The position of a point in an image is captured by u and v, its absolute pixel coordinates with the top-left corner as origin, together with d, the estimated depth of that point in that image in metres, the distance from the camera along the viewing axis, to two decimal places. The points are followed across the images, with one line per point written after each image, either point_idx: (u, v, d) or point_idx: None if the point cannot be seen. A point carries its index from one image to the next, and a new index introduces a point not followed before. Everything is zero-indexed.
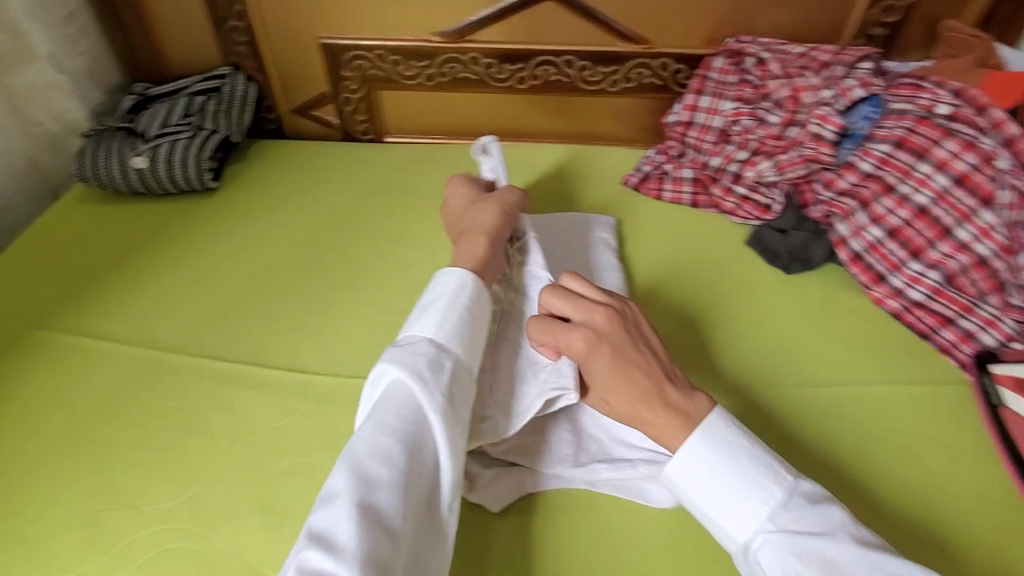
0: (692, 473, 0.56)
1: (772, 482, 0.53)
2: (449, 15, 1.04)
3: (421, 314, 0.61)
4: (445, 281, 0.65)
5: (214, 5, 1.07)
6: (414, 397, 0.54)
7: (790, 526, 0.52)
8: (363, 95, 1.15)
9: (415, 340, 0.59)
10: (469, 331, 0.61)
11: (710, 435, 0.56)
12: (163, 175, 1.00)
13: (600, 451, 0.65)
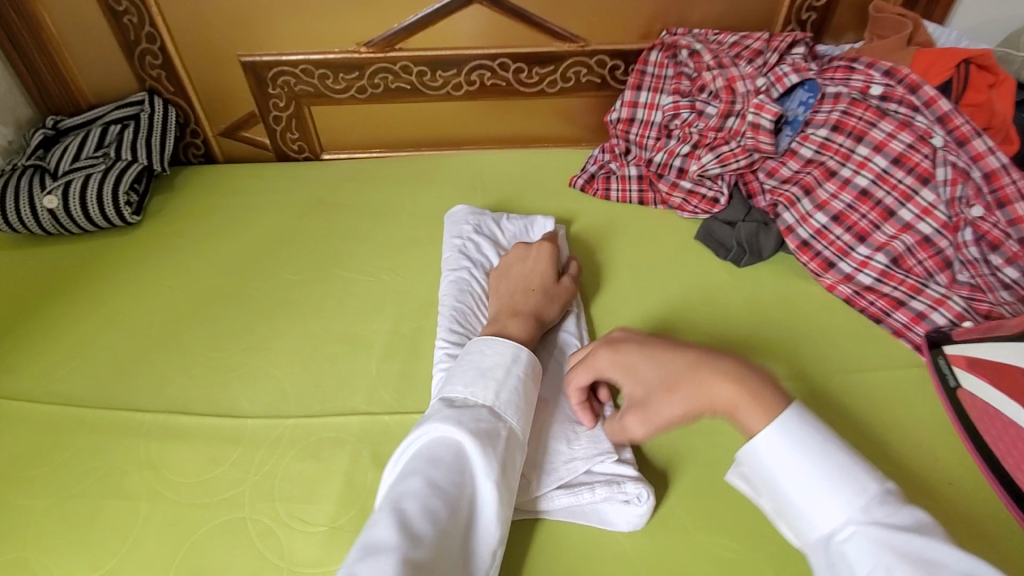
0: (773, 458, 0.45)
1: (864, 472, 0.43)
2: (374, 24, 1.00)
3: (481, 376, 0.57)
4: (486, 347, 0.61)
5: (122, 28, 1.00)
6: (470, 461, 0.49)
7: (884, 521, 0.40)
8: (293, 112, 1.10)
9: (469, 401, 0.55)
10: (526, 402, 0.57)
11: (794, 419, 0.46)
12: (77, 213, 0.93)
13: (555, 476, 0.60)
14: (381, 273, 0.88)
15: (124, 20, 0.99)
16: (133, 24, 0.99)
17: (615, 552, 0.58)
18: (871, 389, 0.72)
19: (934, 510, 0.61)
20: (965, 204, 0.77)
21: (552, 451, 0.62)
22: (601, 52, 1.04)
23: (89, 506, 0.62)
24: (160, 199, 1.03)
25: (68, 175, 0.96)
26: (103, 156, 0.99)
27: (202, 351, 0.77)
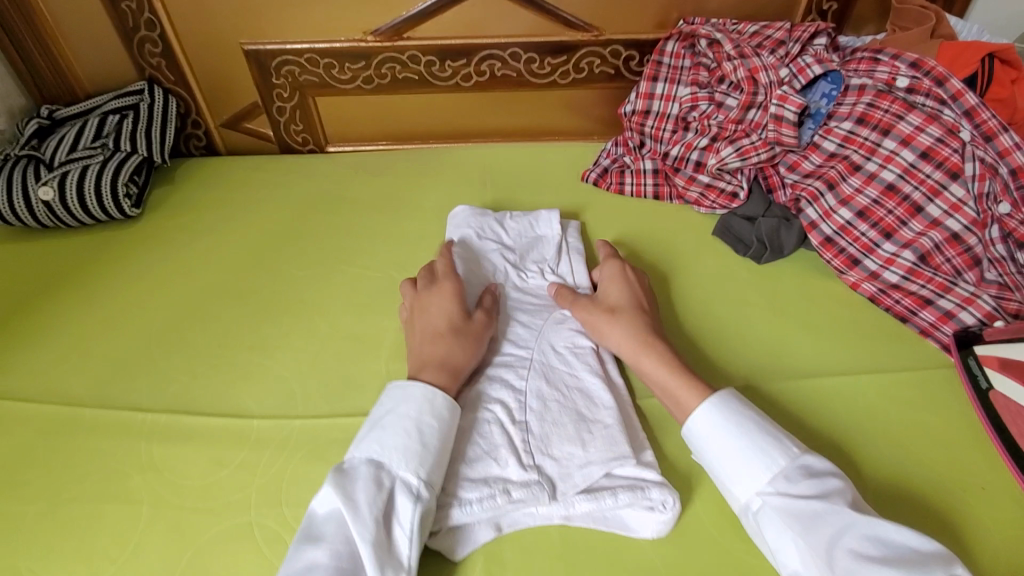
0: (705, 439, 0.58)
1: (774, 450, 0.55)
2: (382, 11, 0.97)
3: (377, 427, 0.57)
4: (394, 389, 0.61)
5: (121, 14, 0.97)
6: (347, 523, 0.51)
7: (787, 494, 0.52)
8: (297, 103, 1.06)
9: (363, 455, 0.56)
10: (419, 443, 0.56)
11: (721, 405, 0.58)
12: (74, 205, 0.90)
13: (574, 479, 0.58)
14: (389, 269, 0.85)
15: (123, 6, 0.96)
16: (131, 10, 0.96)
17: (641, 561, 0.55)
18: (901, 390, 0.69)
19: (971, 515, 0.58)
20: (993, 200, 0.75)
21: (566, 455, 0.60)
22: (615, 41, 1.01)
23: (89, 511, 0.59)
24: (159, 192, 1.00)
25: (65, 165, 0.93)
26: (102, 147, 0.96)
27: (205, 349, 0.75)
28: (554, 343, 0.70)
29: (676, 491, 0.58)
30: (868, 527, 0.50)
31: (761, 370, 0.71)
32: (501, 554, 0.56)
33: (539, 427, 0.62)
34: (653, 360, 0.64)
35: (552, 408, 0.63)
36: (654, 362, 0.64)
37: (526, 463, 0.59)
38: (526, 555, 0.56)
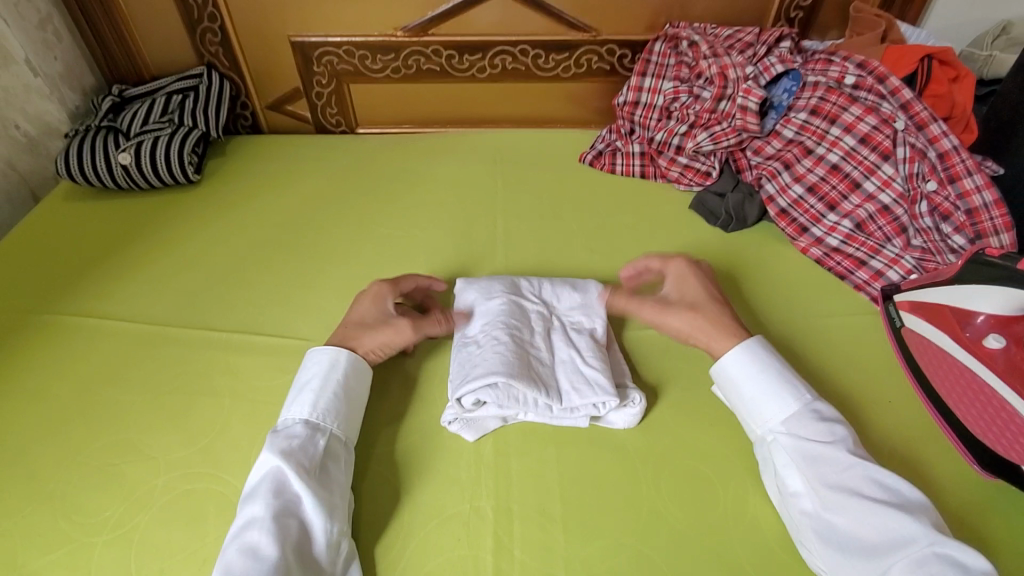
0: (737, 384, 0.70)
1: (792, 398, 0.68)
2: (410, 11, 1.12)
3: (296, 396, 0.69)
4: (306, 363, 0.72)
5: (187, 7, 1.13)
6: (282, 475, 0.61)
7: (800, 430, 0.65)
8: (333, 89, 1.22)
9: (288, 420, 0.67)
10: (337, 401, 0.69)
11: (757, 352, 0.71)
12: (147, 170, 1.06)
13: (564, 390, 0.71)
14: (414, 229, 1.01)
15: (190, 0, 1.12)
16: (197, 4, 1.12)
17: (615, 446, 0.71)
18: (835, 331, 0.84)
19: (877, 422, 0.74)
20: (922, 179, 0.90)
21: (559, 374, 0.72)
22: (612, 40, 1.16)
23: (181, 402, 0.75)
24: (215, 162, 1.16)
25: (139, 136, 1.09)
26: (169, 121, 1.12)
27: (264, 288, 0.90)
28: (552, 291, 0.82)
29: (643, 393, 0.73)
30: (859, 464, 0.62)
31: None
32: (508, 440, 0.72)
33: (542, 351, 0.74)
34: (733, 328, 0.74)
35: (555, 337, 0.76)
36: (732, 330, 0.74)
37: (529, 370, 0.71)
38: (527, 440, 0.72)
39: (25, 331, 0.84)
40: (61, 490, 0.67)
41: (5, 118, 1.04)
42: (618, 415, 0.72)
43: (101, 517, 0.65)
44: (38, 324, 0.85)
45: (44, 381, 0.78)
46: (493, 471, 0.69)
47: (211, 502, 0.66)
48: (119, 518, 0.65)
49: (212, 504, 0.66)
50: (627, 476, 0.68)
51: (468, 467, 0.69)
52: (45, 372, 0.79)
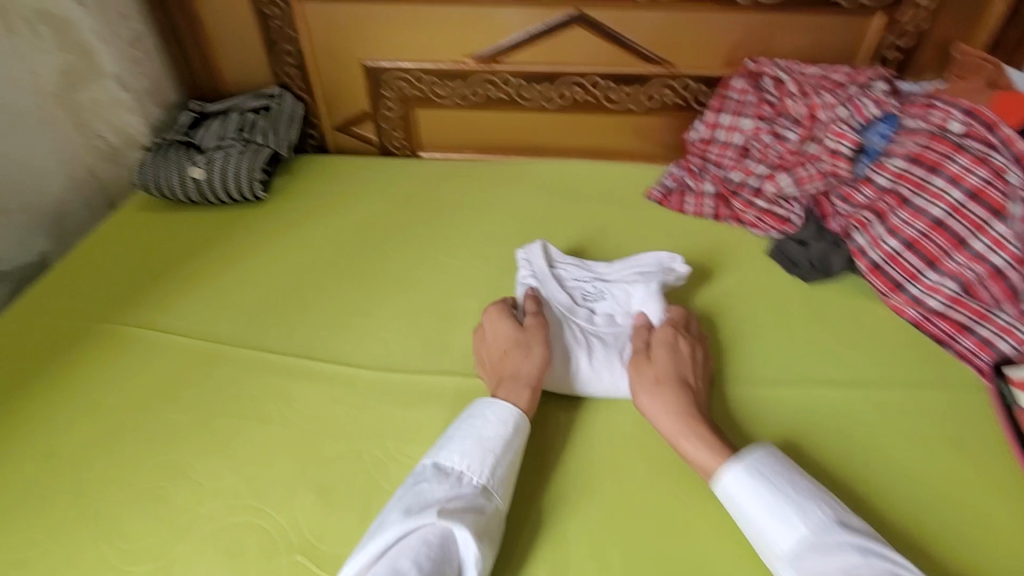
0: (735, 504, 0.60)
1: (794, 525, 0.56)
2: (483, 39, 1.11)
3: (478, 450, 0.63)
4: (491, 412, 0.66)
5: (269, 29, 1.16)
6: (449, 539, 0.55)
7: (810, 569, 0.53)
8: (400, 113, 1.22)
9: (463, 474, 0.61)
10: (510, 471, 0.63)
11: (751, 465, 0.60)
12: (218, 185, 1.09)
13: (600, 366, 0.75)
14: (473, 259, 0.98)
15: (271, 24, 1.15)
16: (277, 28, 1.15)
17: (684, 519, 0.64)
18: (930, 404, 0.76)
19: (988, 518, 0.64)
20: None
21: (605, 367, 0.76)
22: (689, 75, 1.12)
23: (231, 427, 0.73)
24: (282, 180, 1.18)
25: (213, 152, 1.12)
26: (241, 139, 1.14)
27: (320, 311, 0.89)
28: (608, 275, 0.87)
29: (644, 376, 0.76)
30: None
31: (801, 374, 0.79)
32: (566, 498, 0.66)
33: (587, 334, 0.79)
34: (691, 436, 0.65)
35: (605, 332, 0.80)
36: (697, 441, 0.64)
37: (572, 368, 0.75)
38: (586, 502, 0.66)
39: (89, 340, 0.85)
40: (106, 512, 0.66)
41: (90, 129, 1.12)
42: None
43: (142, 545, 0.63)
44: (102, 334, 0.86)
45: (101, 394, 0.78)
46: (546, 531, 0.63)
47: (252, 539, 0.63)
48: (160, 547, 0.63)
49: (253, 541, 0.63)
50: (698, 555, 0.61)
51: (521, 526, 0.64)
52: (103, 385, 0.79)
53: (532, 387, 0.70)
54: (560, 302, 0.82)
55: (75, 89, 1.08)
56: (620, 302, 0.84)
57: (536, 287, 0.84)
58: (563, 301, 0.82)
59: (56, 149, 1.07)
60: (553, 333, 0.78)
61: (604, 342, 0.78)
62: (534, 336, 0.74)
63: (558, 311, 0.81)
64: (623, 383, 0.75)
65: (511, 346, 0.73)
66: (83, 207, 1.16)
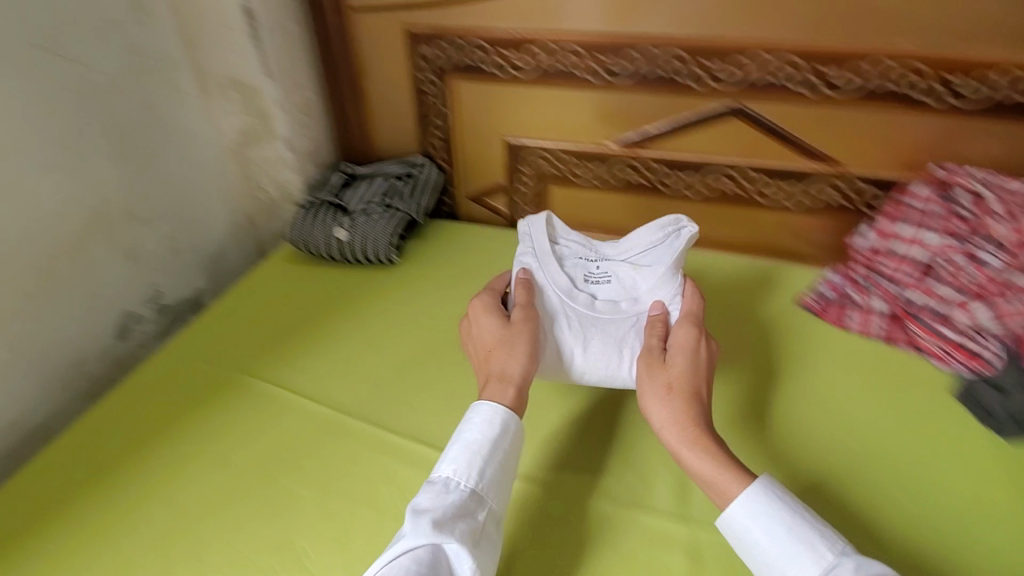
0: (746, 532, 0.61)
1: (809, 557, 0.58)
2: (629, 124, 1.09)
3: (459, 453, 0.66)
4: (477, 417, 0.69)
5: (421, 103, 1.20)
6: (438, 548, 0.59)
7: None
8: (535, 189, 1.22)
9: (454, 479, 0.64)
10: (500, 471, 0.67)
11: (757, 503, 0.61)
12: (359, 248, 1.14)
13: (598, 351, 0.81)
14: None
15: (425, 100, 1.20)
16: (430, 104, 1.19)
17: None
18: None
19: None
20: None
21: (608, 354, 0.81)
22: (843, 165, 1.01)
23: (345, 510, 0.72)
24: (416, 245, 1.21)
25: (357, 214, 1.17)
26: (384, 204, 1.19)
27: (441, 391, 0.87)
28: (606, 251, 0.91)
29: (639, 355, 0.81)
30: None
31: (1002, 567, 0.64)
32: None
33: (584, 318, 0.84)
34: (692, 448, 0.67)
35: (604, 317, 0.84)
36: (700, 453, 0.66)
37: (571, 357, 0.82)
38: None
39: (228, 391, 0.90)
40: None
41: (256, 182, 1.30)
42: None
43: None
44: (239, 387, 0.90)
45: (231, 450, 0.81)
46: None
47: None
48: None
49: None
50: None
51: None
52: (234, 441, 0.82)
53: (517, 388, 0.74)
54: (564, 287, 0.85)
55: (251, 147, 1.25)
56: (630, 285, 0.87)
57: (537, 266, 0.87)
58: (564, 286, 0.86)
59: (225, 194, 1.27)
60: (551, 324, 0.83)
61: (603, 330, 0.82)
62: (521, 332, 0.78)
63: (561, 298, 0.85)
64: (619, 375, 0.81)
65: (501, 341, 0.78)
66: (237, 250, 1.33)
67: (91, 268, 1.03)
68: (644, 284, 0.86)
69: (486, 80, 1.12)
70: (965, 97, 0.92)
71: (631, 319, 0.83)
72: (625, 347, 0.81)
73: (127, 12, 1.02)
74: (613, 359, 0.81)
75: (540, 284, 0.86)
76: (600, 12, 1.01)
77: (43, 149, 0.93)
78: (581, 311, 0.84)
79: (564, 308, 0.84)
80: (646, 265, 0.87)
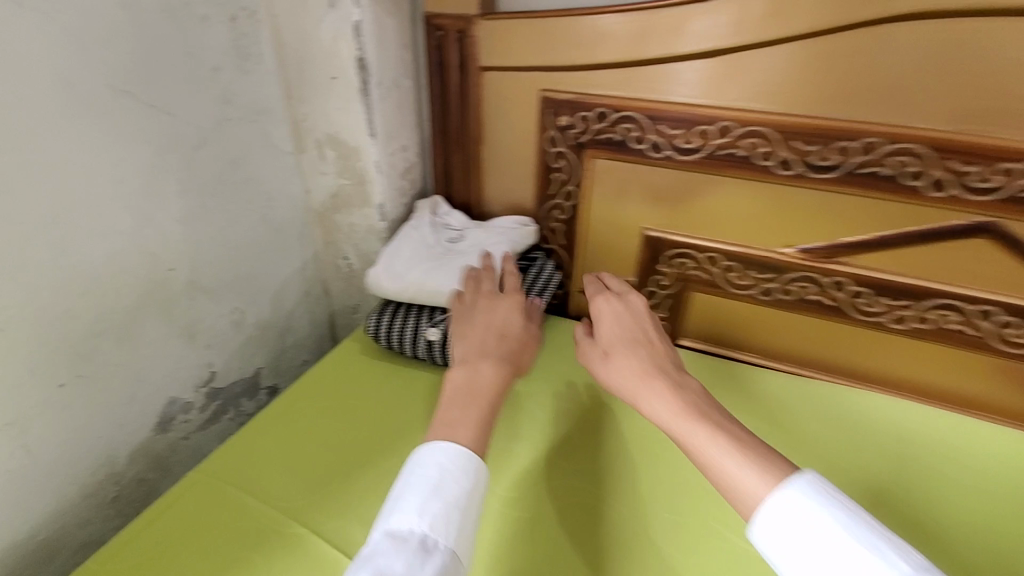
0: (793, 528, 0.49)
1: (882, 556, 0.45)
2: (822, 233, 0.85)
3: (420, 503, 0.55)
4: (447, 464, 0.58)
5: (547, 180, 0.99)
6: None
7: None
8: (674, 293, 0.99)
9: (431, 535, 0.53)
10: (474, 525, 0.57)
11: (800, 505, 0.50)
12: (450, 353, 0.91)
13: (437, 273, 0.92)
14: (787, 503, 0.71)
15: (552, 176, 0.98)
16: (557, 180, 0.98)
17: None
18: None
19: None
20: None
21: (438, 274, 0.92)
22: None
23: None
24: None
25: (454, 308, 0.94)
26: None
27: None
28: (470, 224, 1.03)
29: (477, 278, 0.90)
30: None
31: None
32: None
33: (438, 256, 0.95)
34: (646, 395, 0.65)
35: (452, 257, 0.95)
36: (656, 402, 0.63)
37: (421, 279, 0.92)
38: None
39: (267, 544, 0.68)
40: None
41: (338, 248, 1.13)
42: None
43: None
44: (282, 541, 0.68)
45: None
46: None
47: None
48: None
49: None
50: None
51: None
52: None
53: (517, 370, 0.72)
54: (418, 246, 0.97)
55: (337, 212, 1.08)
56: (474, 246, 0.97)
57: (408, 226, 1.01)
58: (423, 235, 0.99)
59: (298, 258, 1.11)
60: (404, 273, 0.93)
61: (445, 263, 0.93)
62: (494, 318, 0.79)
63: (420, 246, 0.97)
64: (454, 292, 0.90)
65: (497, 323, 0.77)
66: (305, 320, 1.16)
67: (144, 352, 0.85)
68: (489, 240, 0.97)
69: (632, 159, 0.91)
70: None
71: (477, 256, 0.94)
72: (464, 271, 0.91)
73: (232, 56, 0.89)
74: (449, 282, 0.91)
75: (406, 250, 0.96)
76: (695, 90, 0.83)
77: (110, 209, 0.76)
78: (426, 250, 0.96)
79: (417, 251, 0.96)
80: (499, 227, 1.00)
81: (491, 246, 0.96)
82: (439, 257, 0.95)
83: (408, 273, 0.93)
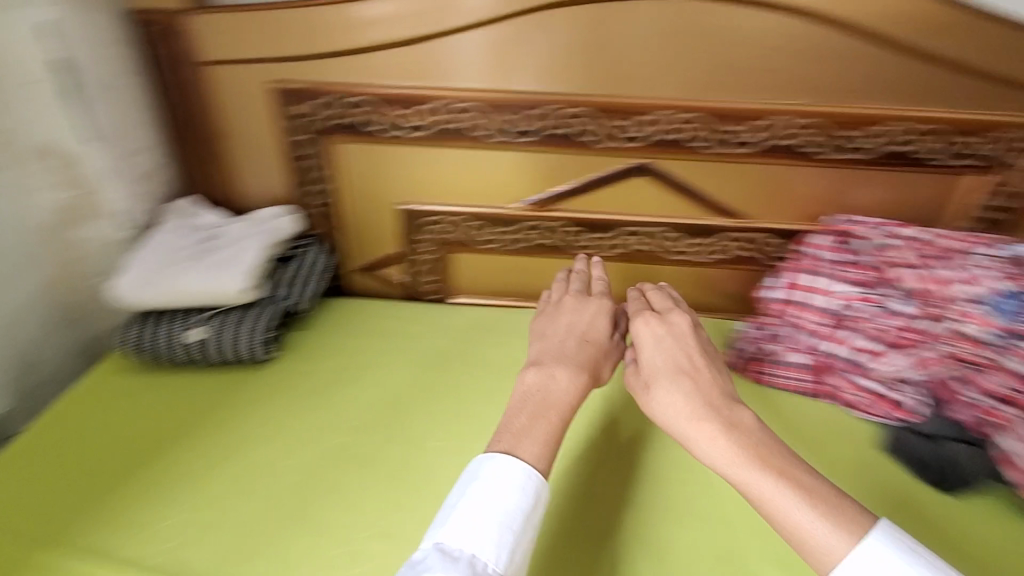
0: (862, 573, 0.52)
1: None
2: (534, 186, 1.01)
3: (501, 533, 0.56)
4: (522, 482, 0.59)
5: (299, 169, 1.03)
6: None
7: None
8: (437, 257, 1.10)
9: (481, 560, 0.54)
10: (528, 537, 0.58)
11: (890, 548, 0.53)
12: (216, 348, 0.92)
13: (190, 271, 0.91)
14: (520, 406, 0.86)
15: (298, 164, 1.02)
16: (303, 168, 1.02)
17: None
18: None
19: None
20: None
21: (191, 271, 0.91)
22: (696, 192, 0.98)
23: None
24: None
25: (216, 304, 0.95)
26: None
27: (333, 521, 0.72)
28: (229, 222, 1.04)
29: (232, 268, 0.92)
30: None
31: None
32: None
33: (191, 255, 0.94)
34: (708, 433, 0.63)
35: (206, 253, 0.95)
36: (718, 441, 0.62)
37: (172, 279, 0.91)
38: None
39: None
40: None
41: None
42: (225, 286, 0.90)
43: None
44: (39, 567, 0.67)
45: None
46: None
47: None
48: None
49: None
50: None
51: None
52: None
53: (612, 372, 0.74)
54: (168, 249, 0.95)
55: None
56: (231, 240, 0.98)
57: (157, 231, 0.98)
58: (174, 238, 0.97)
59: None
60: (154, 276, 0.91)
61: (198, 260, 0.93)
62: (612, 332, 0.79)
63: (172, 247, 0.95)
64: (209, 286, 0.90)
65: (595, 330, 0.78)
66: None
67: None
68: (248, 232, 0.99)
69: (365, 140, 0.99)
70: (707, 145, 0.94)
71: (234, 249, 0.95)
72: (218, 264, 0.92)
73: None
74: (203, 277, 0.91)
75: (156, 255, 0.94)
76: (406, 74, 0.93)
77: None
78: (178, 251, 0.95)
79: (168, 253, 0.94)
80: (258, 219, 1.02)
81: (249, 237, 0.98)
82: (192, 256, 0.94)
83: (158, 275, 0.91)
